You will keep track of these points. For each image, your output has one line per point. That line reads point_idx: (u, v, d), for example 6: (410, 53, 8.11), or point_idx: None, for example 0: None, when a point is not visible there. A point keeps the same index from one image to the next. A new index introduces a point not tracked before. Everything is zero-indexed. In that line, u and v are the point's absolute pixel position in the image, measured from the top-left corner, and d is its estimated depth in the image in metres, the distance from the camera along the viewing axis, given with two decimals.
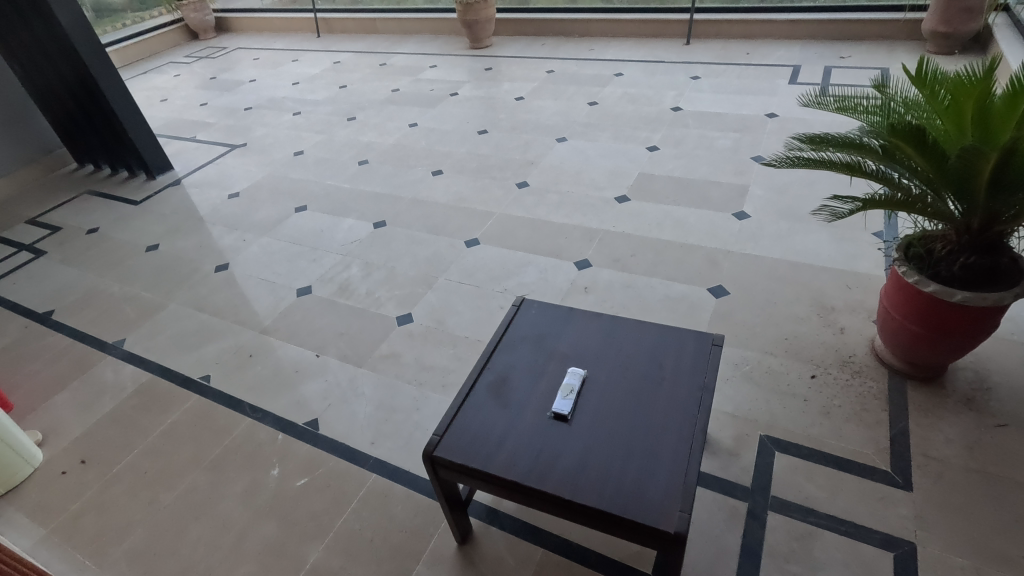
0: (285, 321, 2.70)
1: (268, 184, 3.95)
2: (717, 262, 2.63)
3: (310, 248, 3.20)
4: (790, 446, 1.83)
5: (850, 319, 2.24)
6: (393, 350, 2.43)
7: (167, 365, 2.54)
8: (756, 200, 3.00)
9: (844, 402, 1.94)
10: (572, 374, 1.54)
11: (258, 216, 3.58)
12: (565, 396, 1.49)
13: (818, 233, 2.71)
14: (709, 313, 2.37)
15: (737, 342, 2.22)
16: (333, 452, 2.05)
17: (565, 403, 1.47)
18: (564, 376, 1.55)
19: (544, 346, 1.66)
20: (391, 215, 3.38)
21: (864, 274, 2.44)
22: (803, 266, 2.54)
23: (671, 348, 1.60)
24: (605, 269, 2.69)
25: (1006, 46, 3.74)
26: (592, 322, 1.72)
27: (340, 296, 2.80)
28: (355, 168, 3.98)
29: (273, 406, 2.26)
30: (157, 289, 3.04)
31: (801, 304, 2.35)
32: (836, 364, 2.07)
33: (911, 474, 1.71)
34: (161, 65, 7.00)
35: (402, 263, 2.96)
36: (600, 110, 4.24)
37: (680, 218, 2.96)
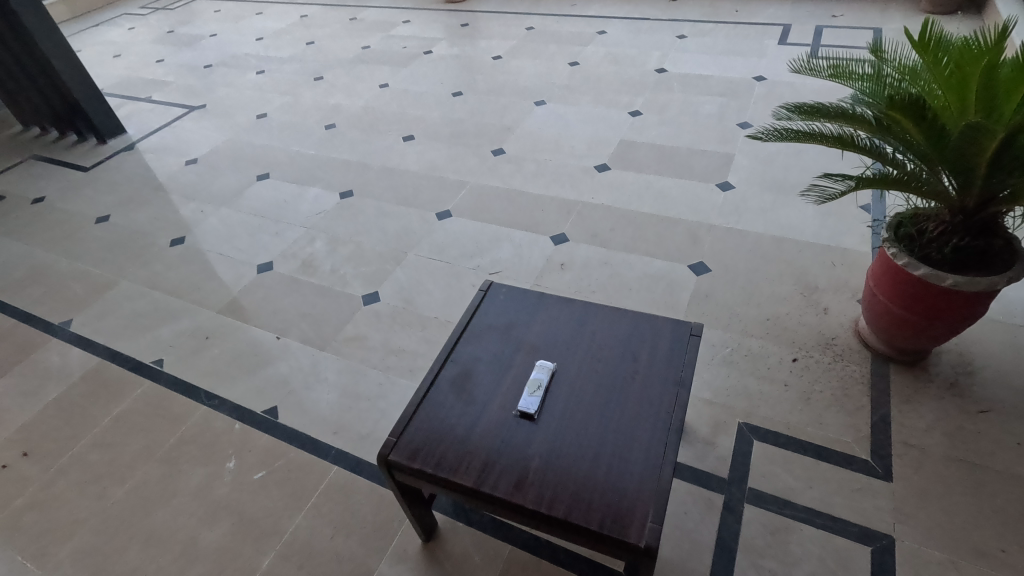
0: (245, 300, 2.54)
1: (228, 150, 3.70)
2: (699, 237, 2.52)
3: (272, 220, 3.01)
4: (768, 435, 1.76)
5: (834, 298, 2.16)
6: (358, 332, 2.30)
7: (117, 348, 2.38)
8: (741, 170, 2.87)
9: (825, 387, 1.87)
10: (540, 368, 1.43)
11: (218, 185, 3.36)
12: (532, 392, 1.38)
13: (804, 206, 2.60)
14: (689, 292, 2.26)
15: (718, 323, 2.13)
16: (293, 443, 1.94)
17: (531, 399, 1.36)
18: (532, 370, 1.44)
19: (511, 335, 1.54)
20: (359, 185, 3.20)
21: (850, 249, 2.35)
22: (787, 242, 2.44)
23: (646, 337, 1.49)
24: (582, 245, 2.56)
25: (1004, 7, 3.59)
26: (563, 309, 1.60)
27: (303, 273, 2.65)
28: (321, 133, 3.75)
29: (230, 393, 2.13)
30: (108, 265, 2.85)
31: (784, 282, 2.25)
32: (818, 347, 1.99)
33: (890, 463, 1.65)
34: (115, 17, 6.53)
35: (370, 238, 2.81)
36: (581, 71, 4.03)
37: (662, 189, 2.82)
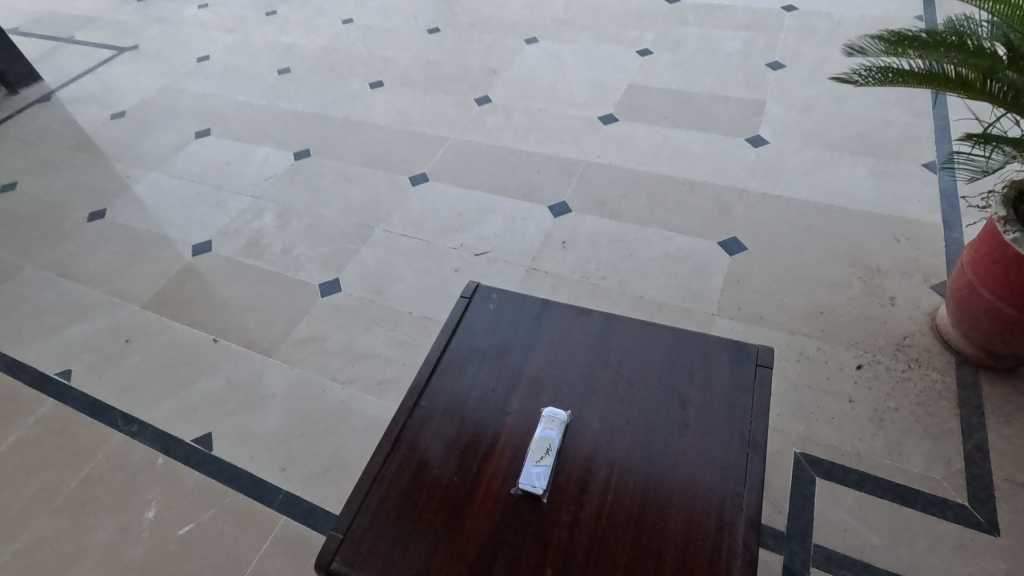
0: (176, 290, 2.07)
1: (162, 101, 3.11)
2: (729, 205, 2.07)
3: (212, 187, 2.50)
4: (833, 470, 1.39)
5: (902, 284, 1.75)
6: (314, 332, 1.86)
7: (15, 355, 1.92)
8: (775, 121, 2.39)
9: (901, 404, 1.49)
10: (548, 420, 1.01)
11: (149, 144, 2.81)
12: (541, 459, 0.96)
13: (855, 166, 2.15)
14: (721, 278, 1.84)
15: (759, 318, 1.72)
16: (230, 484, 1.53)
17: (537, 470, 0.94)
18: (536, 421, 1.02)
19: (505, 364, 1.12)
20: (317, 142, 2.67)
21: (916, 220, 1.92)
22: (837, 210, 2.00)
23: (692, 366, 1.08)
24: (588, 217, 2.10)
25: None
26: (575, 324, 1.18)
27: (247, 254, 2.17)
28: (273, 79, 3.17)
29: (153, 416, 1.70)
30: (11, 246, 2.34)
31: (838, 263, 1.83)
32: (888, 349, 1.60)
33: (994, 509, 1.29)
34: None
35: (330, 209, 2.32)
36: (578, 2, 3.44)
37: (681, 145, 2.35)
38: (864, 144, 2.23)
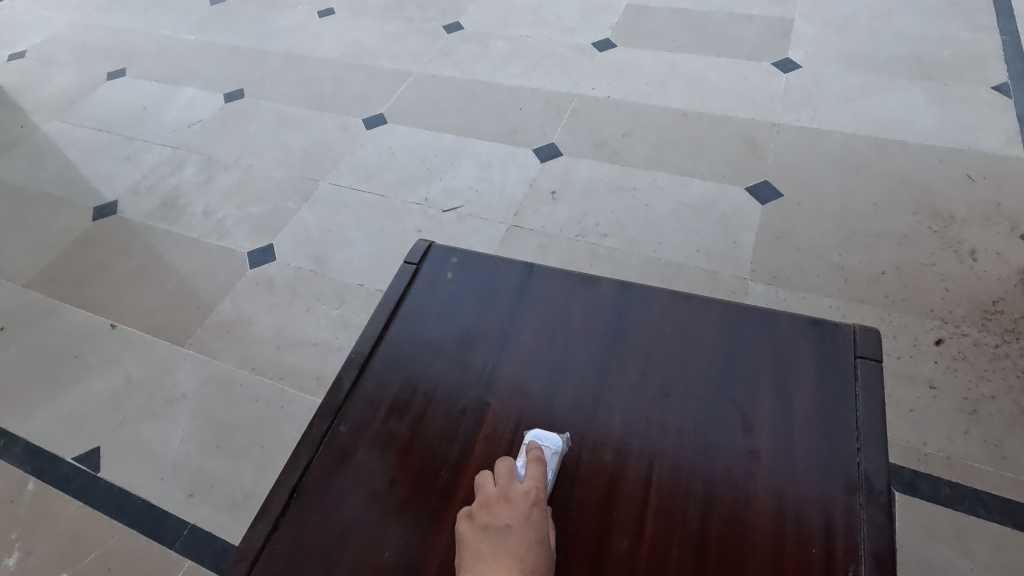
0: (69, 263, 1.65)
1: (72, 38, 2.61)
2: (757, 143, 1.67)
3: (123, 137, 2.05)
4: (919, 482, 1.04)
5: (981, 234, 1.38)
6: (239, 314, 1.47)
7: None
8: (806, 42, 1.97)
9: (998, 390, 1.13)
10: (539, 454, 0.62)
11: (50, 88, 2.33)
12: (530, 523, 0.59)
13: (909, 92, 1.75)
14: (753, 231, 1.46)
15: (805, 281, 1.35)
16: (118, 516, 1.16)
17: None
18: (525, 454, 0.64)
19: (469, 361, 0.74)
20: (253, 81, 2.21)
21: (991, 155, 1.54)
22: (891, 146, 1.61)
23: (755, 360, 0.70)
24: (583, 160, 1.70)
25: None
26: (573, 297, 0.79)
27: (161, 217, 1.75)
28: (204, 11, 2.67)
29: (25, 426, 1.31)
30: None
31: (899, 211, 1.46)
32: (974, 318, 1.24)
33: None
34: None
35: (265, 159, 1.89)
36: None
37: (694, 73, 1.93)
38: (917, 65, 1.83)
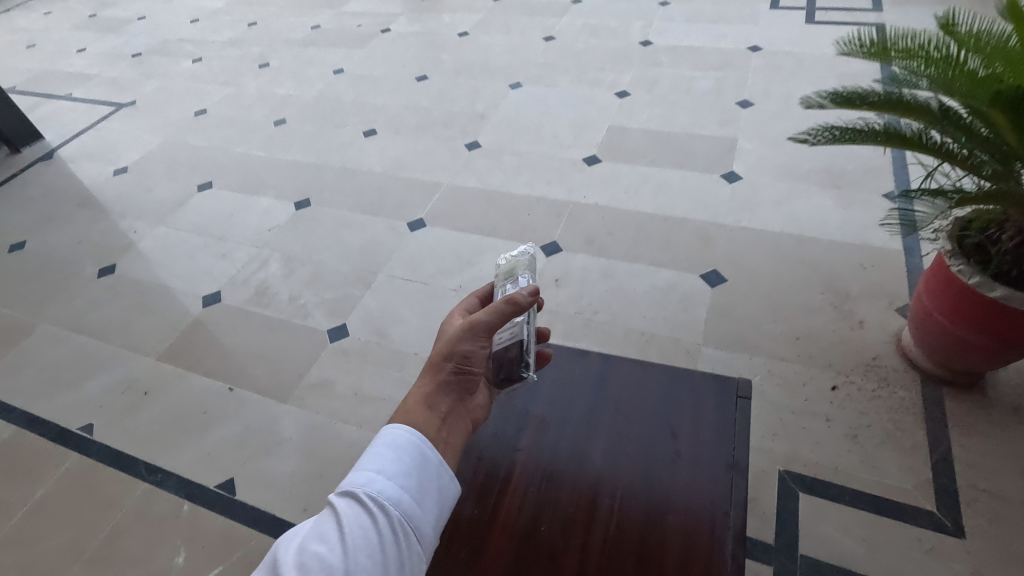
0: (189, 340, 2.17)
1: (163, 155, 3.23)
2: (709, 238, 2.22)
3: (217, 239, 2.61)
4: (815, 486, 1.51)
5: (869, 307, 1.90)
6: (324, 377, 1.97)
7: (36, 413, 1.99)
8: (747, 156, 2.57)
9: (874, 420, 1.62)
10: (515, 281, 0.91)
11: (152, 198, 2.92)
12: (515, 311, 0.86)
13: (822, 197, 2.32)
14: (705, 307, 1.98)
15: (741, 344, 1.85)
16: (253, 526, 1.61)
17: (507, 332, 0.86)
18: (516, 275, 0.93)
19: (513, 406, 1.23)
20: (317, 191, 2.80)
21: (879, 247, 2.09)
22: (808, 239, 2.16)
23: (682, 400, 1.21)
24: (578, 254, 2.24)
25: None
26: (575, 367, 1.30)
27: (256, 303, 2.27)
28: (270, 130, 3.31)
29: (175, 464, 1.79)
30: (22, 303, 2.41)
31: (811, 290, 1.98)
32: (859, 369, 1.74)
33: (961, 514, 1.42)
34: (27, 2, 5.81)
35: (332, 255, 2.44)
36: (558, 46, 3.64)
37: (661, 182, 2.51)
38: (829, 176, 2.41)
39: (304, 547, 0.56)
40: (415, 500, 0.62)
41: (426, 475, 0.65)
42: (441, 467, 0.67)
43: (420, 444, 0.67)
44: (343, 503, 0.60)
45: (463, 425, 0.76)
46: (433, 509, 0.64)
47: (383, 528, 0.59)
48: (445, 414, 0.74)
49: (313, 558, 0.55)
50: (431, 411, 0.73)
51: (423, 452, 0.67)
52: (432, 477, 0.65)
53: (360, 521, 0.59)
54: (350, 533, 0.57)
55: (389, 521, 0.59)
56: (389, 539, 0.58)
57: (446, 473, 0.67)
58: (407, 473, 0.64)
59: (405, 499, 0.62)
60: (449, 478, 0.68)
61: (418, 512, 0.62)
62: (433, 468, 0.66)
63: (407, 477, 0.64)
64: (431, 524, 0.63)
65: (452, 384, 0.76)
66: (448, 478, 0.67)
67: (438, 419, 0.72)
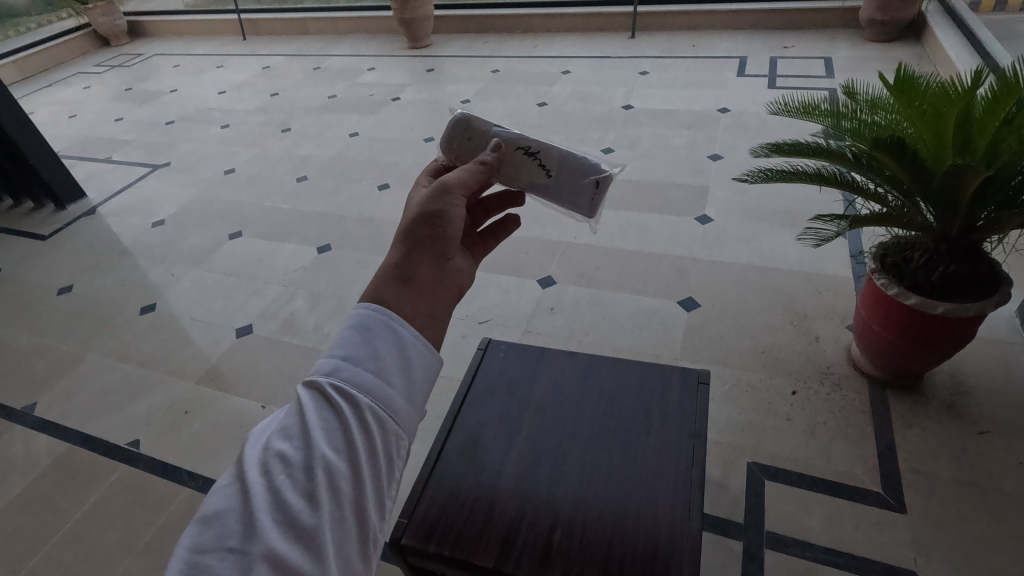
0: (225, 367, 2.42)
1: (197, 208, 3.59)
2: (685, 271, 2.54)
3: (248, 279, 2.91)
4: (779, 473, 1.74)
5: (824, 325, 2.19)
6: None
7: (87, 431, 2.22)
8: (717, 201, 2.93)
9: (828, 418, 1.87)
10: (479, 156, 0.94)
11: (188, 245, 3.25)
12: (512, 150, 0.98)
13: (783, 234, 2.65)
14: (682, 328, 2.26)
15: (714, 359, 2.12)
16: None
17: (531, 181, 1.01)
18: (485, 136, 1.00)
19: (516, 395, 1.49)
20: (337, 237, 3.13)
21: (832, 275, 2.39)
22: (771, 270, 2.47)
23: (654, 387, 1.46)
24: (571, 286, 2.55)
25: (946, 43, 3.90)
26: (567, 364, 1.56)
27: (285, 333, 2.55)
28: (293, 186, 3.69)
29: (215, 471, 2.01)
30: (73, 338, 2.68)
31: (774, 312, 2.27)
32: (816, 377, 2.00)
33: (903, 494, 1.64)
34: (68, 77, 6.39)
35: (352, 291, 2.74)
36: (550, 110, 4.10)
37: (642, 224, 2.85)
38: (789, 216, 2.76)
39: (268, 445, 0.55)
40: (383, 382, 0.61)
41: (393, 354, 0.64)
42: (414, 341, 0.66)
43: (383, 322, 0.65)
44: (307, 398, 0.59)
45: (445, 296, 0.76)
46: (406, 391, 0.63)
47: (349, 415, 0.58)
48: (423, 285, 0.73)
49: (277, 457, 0.54)
50: (405, 287, 0.71)
51: (390, 332, 0.65)
52: (401, 358, 0.64)
53: (324, 413, 0.58)
54: (315, 426, 0.56)
55: (358, 407, 0.58)
56: (357, 426, 0.58)
57: (418, 347, 0.67)
58: (371, 357, 0.62)
59: (373, 384, 0.61)
60: (425, 352, 0.67)
61: (389, 392, 0.61)
62: (403, 349, 0.65)
63: (375, 359, 0.62)
64: (404, 403, 0.62)
65: (422, 258, 0.76)
66: (422, 350, 0.67)
67: (415, 293, 0.71)
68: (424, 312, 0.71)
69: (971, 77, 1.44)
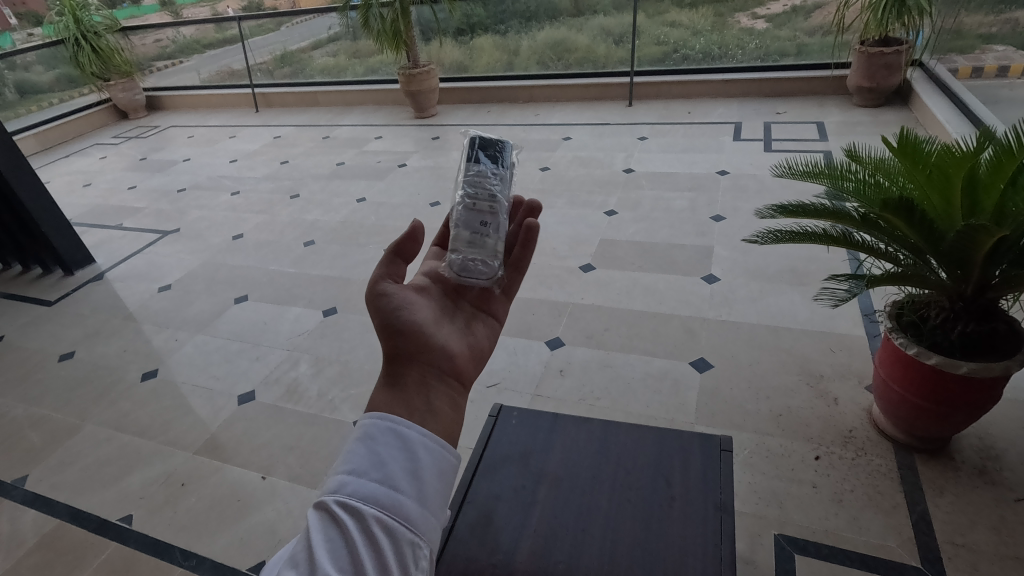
0: (225, 436, 2.35)
1: (204, 273, 3.61)
2: (694, 331, 2.51)
3: (252, 344, 2.88)
4: (809, 547, 1.63)
5: (841, 386, 2.13)
6: None
7: (78, 507, 2.12)
8: (723, 261, 2.94)
9: (856, 486, 1.78)
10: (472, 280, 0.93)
11: (193, 310, 3.24)
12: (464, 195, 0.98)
13: (791, 294, 2.64)
14: (695, 391, 2.20)
15: (731, 423, 2.05)
16: None
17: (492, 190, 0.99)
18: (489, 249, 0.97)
19: (529, 467, 1.42)
20: (343, 300, 3.13)
21: (845, 334, 2.36)
22: (782, 330, 2.44)
23: (674, 455, 1.40)
24: (579, 347, 2.51)
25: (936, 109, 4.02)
26: (581, 432, 1.50)
27: (287, 400, 2.49)
28: (300, 250, 3.73)
29: (210, 549, 1.90)
30: (70, 407, 2.62)
31: (789, 373, 2.22)
32: (838, 441, 1.93)
33: (943, 569, 1.54)
34: (85, 148, 6.63)
35: (357, 356, 2.70)
36: (552, 175, 4.21)
37: (649, 285, 2.85)
38: (796, 275, 2.76)
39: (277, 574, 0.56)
40: (390, 488, 0.61)
41: (402, 457, 0.64)
42: (421, 440, 0.67)
43: (388, 427, 0.66)
44: (314, 519, 0.59)
45: (441, 388, 0.77)
46: (418, 494, 0.62)
47: (355, 530, 0.58)
48: (412, 385, 0.75)
49: None
50: (395, 391, 0.74)
51: (395, 437, 0.66)
52: (409, 459, 0.64)
53: (330, 531, 0.58)
54: (321, 548, 0.57)
55: (364, 521, 0.58)
56: (365, 539, 0.58)
57: (427, 446, 0.67)
58: (377, 466, 0.63)
59: (381, 492, 0.61)
60: (435, 450, 0.67)
61: (399, 498, 0.61)
62: (411, 450, 0.65)
63: (381, 467, 0.63)
64: (417, 508, 0.62)
65: (405, 360, 0.79)
66: (432, 447, 0.67)
67: (406, 394, 0.73)
68: (420, 407, 0.72)
69: (972, 141, 1.47)
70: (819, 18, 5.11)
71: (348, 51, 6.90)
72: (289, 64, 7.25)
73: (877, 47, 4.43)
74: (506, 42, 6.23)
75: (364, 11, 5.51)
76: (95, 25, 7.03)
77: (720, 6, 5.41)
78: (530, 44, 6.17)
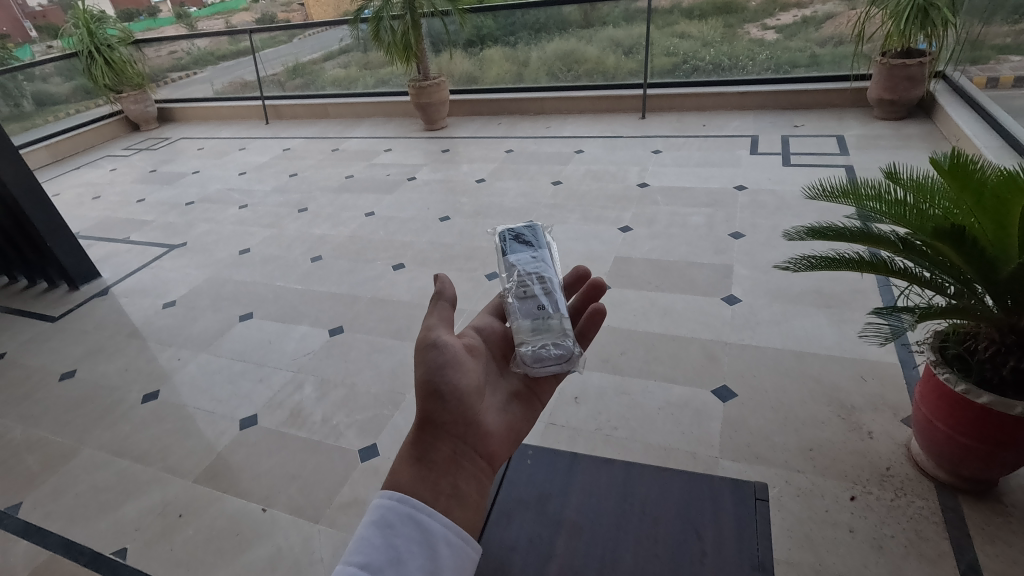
0: (225, 463, 2.25)
1: (209, 289, 3.55)
2: (715, 356, 2.39)
3: (255, 365, 2.80)
4: None
5: (874, 418, 2.00)
6: (356, 497, 2.04)
7: (70, 538, 2.03)
8: (743, 281, 2.83)
9: (896, 531, 1.65)
10: (546, 371, 0.94)
11: (197, 328, 3.17)
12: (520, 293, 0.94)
13: (817, 317, 2.52)
14: (719, 421, 2.09)
15: (758, 457, 1.93)
16: None
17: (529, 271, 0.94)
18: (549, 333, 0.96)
19: (546, 513, 1.31)
20: (350, 319, 3.05)
21: (877, 362, 2.24)
22: (809, 355, 2.32)
23: (704, 502, 1.29)
24: (595, 373, 2.40)
25: (961, 121, 3.90)
26: (602, 473, 1.40)
27: (291, 425, 2.39)
28: (307, 266, 3.65)
29: None
30: (69, 429, 2.54)
31: (818, 403, 2.10)
32: (876, 480, 1.80)
33: None
34: (96, 160, 6.65)
35: (363, 379, 2.60)
36: (564, 189, 4.12)
37: (666, 305, 2.74)
38: (821, 297, 2.64)
39: None
40: None
41: (420, 552, 0.64)
42: (444, 535, 0.66)
43: (408, 514, 0.66)
44: None
45: (469, 468, 0.78)
46: None
47: None
48: (442, 461, 0.76)
49: None
50: (423, 467, 0.74)
51: (416, 529, 0.65)
52: (430, 554, 0.64)
53: None
54: None
55: None
56: None
57: (448, 541, 0.66)
58: (394, 563, 0.62)
59: None
60: (456, 544, 0.66)
61: None
62: (432, 545, 0.65)
63: (398, 563, 0.62)
64: None
65: (440, 431, 0.79)
66: (453, 541, 0.66)
67: (434, 472, 0.73)
68: (445, 490, 0.72)
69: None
70: (831, 28, 5.04)
71: (359, 63, 6.88)
72: (300, 76, 7.25)
73: (898, 59, 4.33)
74: (515, 54, 6.18)
75: (375, 25, 5.48)
76: (108, 38, 7.07)
77: (729, 17, 5.34)
78: (540, 55, 6.12)
